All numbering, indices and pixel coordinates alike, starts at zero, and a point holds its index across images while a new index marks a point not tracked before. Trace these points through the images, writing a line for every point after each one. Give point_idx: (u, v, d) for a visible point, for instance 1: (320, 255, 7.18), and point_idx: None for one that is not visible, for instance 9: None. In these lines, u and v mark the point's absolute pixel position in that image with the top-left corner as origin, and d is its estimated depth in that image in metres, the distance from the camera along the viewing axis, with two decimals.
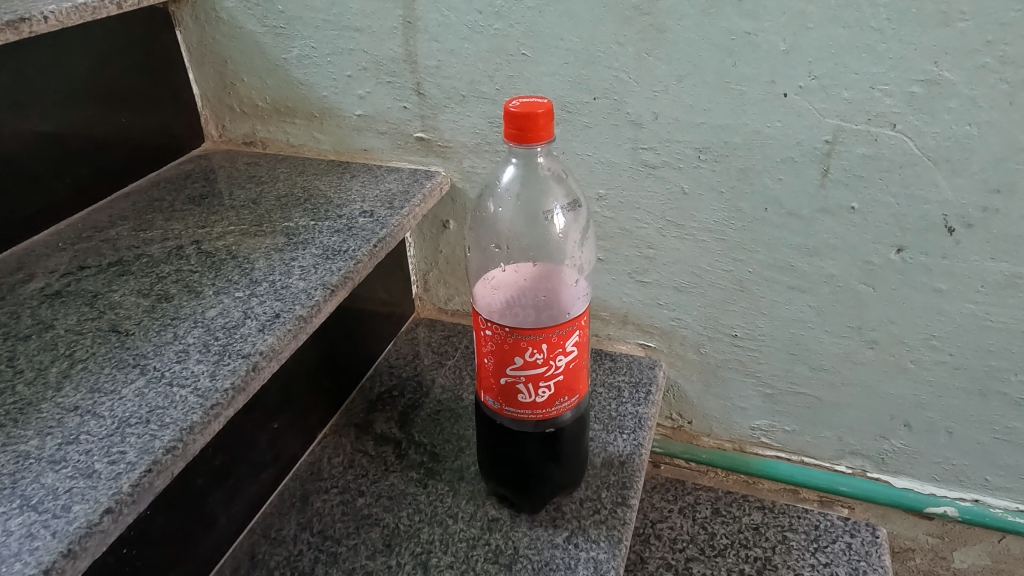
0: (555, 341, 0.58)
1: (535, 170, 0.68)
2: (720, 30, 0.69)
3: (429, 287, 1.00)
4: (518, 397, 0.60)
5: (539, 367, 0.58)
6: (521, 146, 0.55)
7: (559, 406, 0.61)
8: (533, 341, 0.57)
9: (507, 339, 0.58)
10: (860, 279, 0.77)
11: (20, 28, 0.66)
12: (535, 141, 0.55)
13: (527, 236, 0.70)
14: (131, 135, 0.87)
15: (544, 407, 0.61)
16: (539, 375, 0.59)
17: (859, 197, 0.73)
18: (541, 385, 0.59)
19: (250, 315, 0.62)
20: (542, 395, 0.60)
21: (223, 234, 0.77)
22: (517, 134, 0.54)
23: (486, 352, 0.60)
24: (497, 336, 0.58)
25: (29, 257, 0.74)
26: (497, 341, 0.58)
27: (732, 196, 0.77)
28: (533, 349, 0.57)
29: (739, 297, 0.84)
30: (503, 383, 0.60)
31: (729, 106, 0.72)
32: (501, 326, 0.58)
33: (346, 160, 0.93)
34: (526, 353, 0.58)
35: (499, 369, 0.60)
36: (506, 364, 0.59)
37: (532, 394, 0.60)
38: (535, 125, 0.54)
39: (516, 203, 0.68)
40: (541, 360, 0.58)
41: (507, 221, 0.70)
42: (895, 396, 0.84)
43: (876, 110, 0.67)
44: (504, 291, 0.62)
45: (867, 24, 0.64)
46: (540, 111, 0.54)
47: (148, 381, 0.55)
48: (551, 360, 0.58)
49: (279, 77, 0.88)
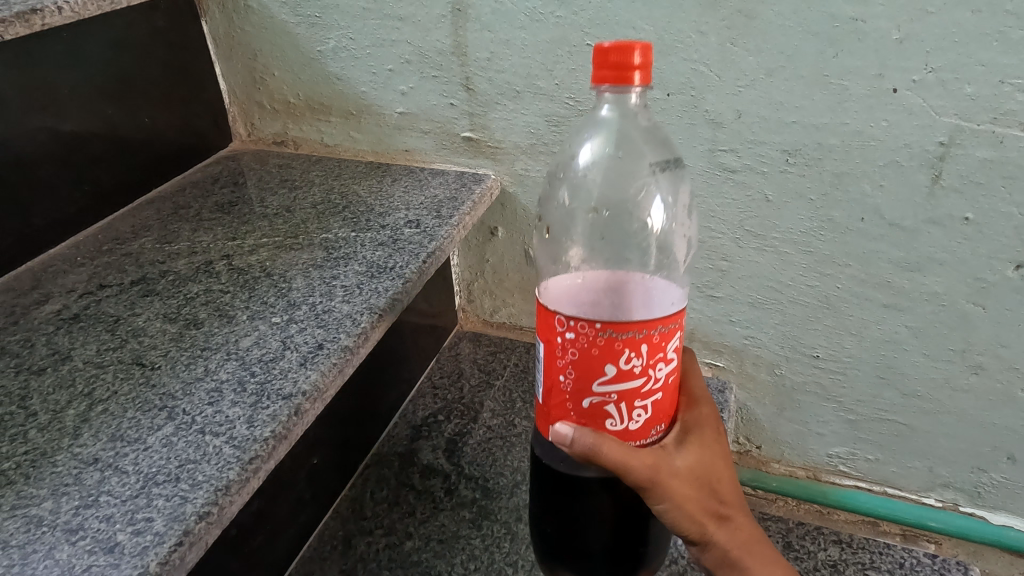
0: (657, 342, 0.44)
1: (624, 133, 0.56)
2: (822, 16, 0.60)
3: (473, 298, 0.92)
4: (606, 423, 0.47)
5: (635, 378, 0.45)
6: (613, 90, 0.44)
7: (654, 435, 0.48)
8: (630, 342, 0.43)
9: (597, 341, 0.43)
10: (968, 298, 0.69)
11: (32, 21, 0.59)
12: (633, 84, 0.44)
13: (604, 215, 0.61)
14: (155, 136, 0.80)
15: (639, 437, 0.47)
16: (634, 393, 0.45)
17: (976, 206, 0.64)
18: (636, 406, 0.46)
19: (289, 346, 0.55)
20: (637, 418, 0.47)
21: (256, 248, 0.69)
22: (607, 75, 0.44)
23: (562, 366, 0.46)
24: (582, 340, 0.44)
25: (45, 274, 0.67)
26: (580, 347, 0.45)
27: (823, 205, 0.68)
28: (631, 353, 0.44)
29: (825, 316, 0.75)
30: (586, 407, 0.46)
31: (826, 103, 0.63)
32: (589, 323, 0.44)
33: (386, 161, 0.85)
34: (622, 359, 0.44)
35: (582, 387, 0.46)
36: (590, 379, 0.45)
37: (625, 417, 0.46)
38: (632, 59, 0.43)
39: (599, 174, 0.58)
40: (640, 370, 0.45)
41: (580, 198, 0.61)
42: (999, 427, 0.75)
43: (1004, 108, 0.58)
44: (576, 292, 0.51)
45: (1000, 8, 0.55)
46: (638, 61, 0.43)
47: (177, 429, 0.48)
48: (651, 369, 0.45)
49: (313, 71, 0.81)
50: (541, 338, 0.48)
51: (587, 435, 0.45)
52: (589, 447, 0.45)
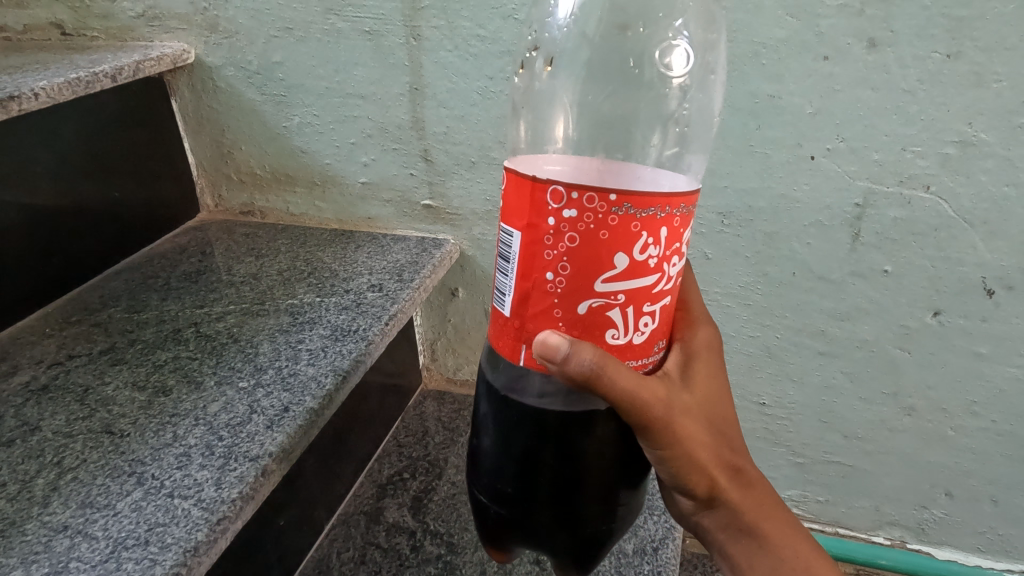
0: (676, 228, 0.41)
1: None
2: (744, 94, 0.66)
3: (437, 357, 0.96)
4: (607, 334, 0.42)
5: (647, 272, 0.41)
6: None
7: (656, 351, 0.45)
8: (649, 224, 0.39)
9: (609, 221, 0.38)
10: (894, 343, 0.74)
11: (9, 107, 0.62)
12: None
13: (606, 67, 0.62)
14: (123, 209, 0.83)
15: (640, 354, 0.44)
16: (643, 294, 0.41)
17: (893, 260, 0.70)
18: (643, 312, 0.42)
19: (256, 409, 0.58)
20: (643, 329, 0.43)
21: (223, 315, 0.72)
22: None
23: (554, 263, 0.40)
24: (594, 218, 0.39)
25: (13, 346, 0.69)
26: (585, 230, 0.39)
27: (758, 261, 0.74)
28: (649, 237, 0.40)
29: (768, 365, 0.80)
30: (586, 313, 0.41)
31: (753, 170, 0.69)
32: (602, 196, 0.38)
33: (349, 228, 0.89)
34: (638, 245, 0.39)
35: (582, 285, 0.40)
36: (594, 276, 0.40)
37: (630, 327, 0.42)
38: None
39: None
40: (654, 262, 0.41)
41: (581, 28, 0.61)
42: (935, 465, 0.80)
43: (907, 173, 0.65)
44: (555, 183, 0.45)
45: (896, 86, 0.62)
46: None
47: (146, 493, 0.49)
48: (664, 265, 0.42)
49: (279, 145, 0.85)
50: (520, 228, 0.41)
51: (587, 351, 0.40)
52: (591, 369, 0.40)
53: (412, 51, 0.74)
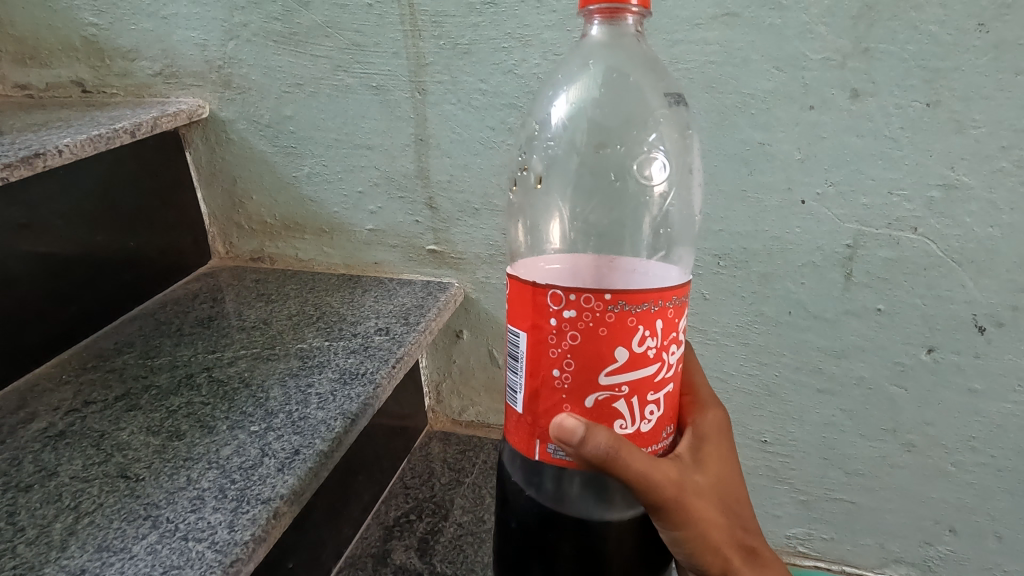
0: (671, 319, 0.44)
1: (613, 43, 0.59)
2: (735, 141, 0.69)
3: (442, 399, 0.97)
4: (616, 425, 0.45)
5: (649, 362, 0.44)
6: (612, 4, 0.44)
7: (665, 437, 0.48)
8: (646, 318, 0.43)
9: (607, 317, 0.42)
10: (891, 380, 0.76)
11: (35, 163, 0.66)
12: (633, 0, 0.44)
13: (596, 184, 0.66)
14: (138, 257, 0.86)
15: (650, 441, 0.47)
16: (646, 383, 0.44)
17: (885, 299, 0.72)
18: (647, 399, 0.45)
19: (268, 452, 0.59)
20: (648, 417, 0.46)
21: (235, 360, 0.74)
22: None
23: (560, 359, 0.44)
24: (591, 316, 0.42)
25: (31, 393, 0.70)
26: (586, 326, 0.43)
27: (755, 300, 0.76)
28: (646, 330, 0.43)
29: (768, 402, 0.81)
30: (592, 404, 0.44)
31: (746, 214, 0.72)
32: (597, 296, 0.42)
33: (356, 273, 0.92)
34: (637, 338, 0.43)
35: (586, 379, 0.44)
36: (597, 369, 0.43)
37: (637, 417, 0.45)
38: None
39: (586, 112, 0.64)
40: (654, 352, 0.44)
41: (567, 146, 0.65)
42: (937, 501, 0.80)
43: (895, 215, 0.67)
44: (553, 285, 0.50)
45: (880, 133, 0.65)
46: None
47: (161, 536, 0.51)
48: (664, 353, 0.45)
49: (289, 194, 0.88)
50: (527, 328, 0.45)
51: (603, 436, 0.43)
52: (606, 450, 0.42)
53: (418, 104, 0.78)
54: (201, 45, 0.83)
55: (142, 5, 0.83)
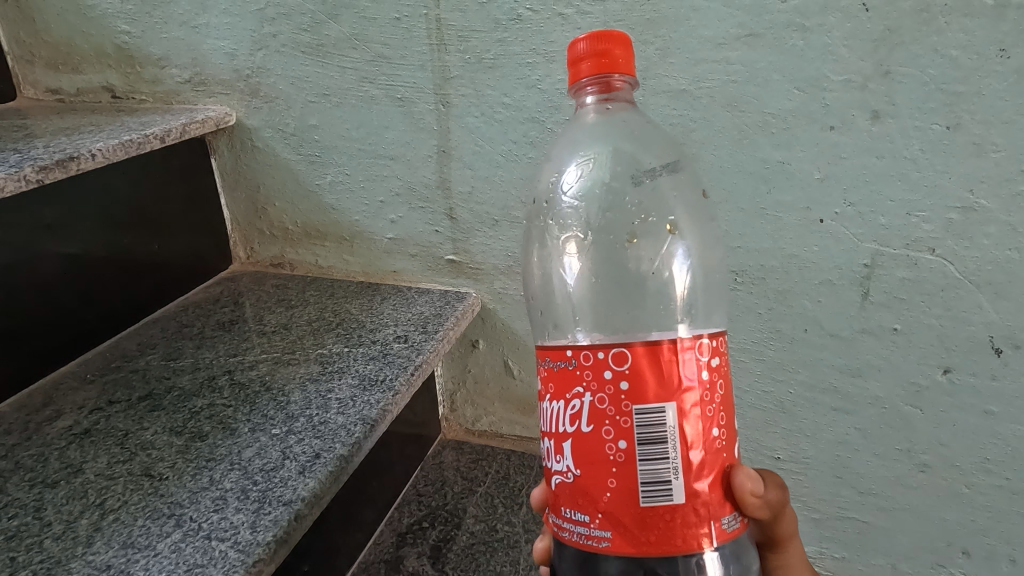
0: None
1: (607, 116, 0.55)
2: (755, 159, 0.70)
3: (456, 408, 0.98)
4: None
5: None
6: (598, 76, 0.44)
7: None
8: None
9: (727, 360, 0.42)
10: (906, 400, 0.76)
11: (68, 167, 0.68)
12: (617, 72, 0.44)
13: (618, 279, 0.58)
14: (162, 260, 0.88)
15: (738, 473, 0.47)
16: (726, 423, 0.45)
17: (901, 318, 0.72)
18: None
19: (289, 455, 0.60)
20: None
21: (256, 363, 0.75)
22: (587, 66, 0.44)
23: (714, 418, 0.40)
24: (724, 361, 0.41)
25: (57, 391, 0.72)
26: (725, 375, 0.41)
27: (771, 317, 0.76)
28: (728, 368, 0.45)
29: (782, 419, 0.82)
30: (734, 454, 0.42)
31: (765, 231, 0.73)
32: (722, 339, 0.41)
33: (375, 281, 0.93)
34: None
35: (731, 428, 0.42)
36: (733, 414, 0.42)
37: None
38: (614, 51, 0.44)
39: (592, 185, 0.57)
40: None
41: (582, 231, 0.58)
42: (950, 523, 0.80)
43: (913, 235, 0.68)
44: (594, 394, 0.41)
45: (899, 154, 0.66)
46: (619, 53, 0.44)
47: (185, 535, 0.52)
48: None
49: (312, 202, 0.90)
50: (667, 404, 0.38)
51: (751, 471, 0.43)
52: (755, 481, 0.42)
53: (441, 117, 0.79)
54: (231, 54, 0.85)
55: (175, 15, 0.85)
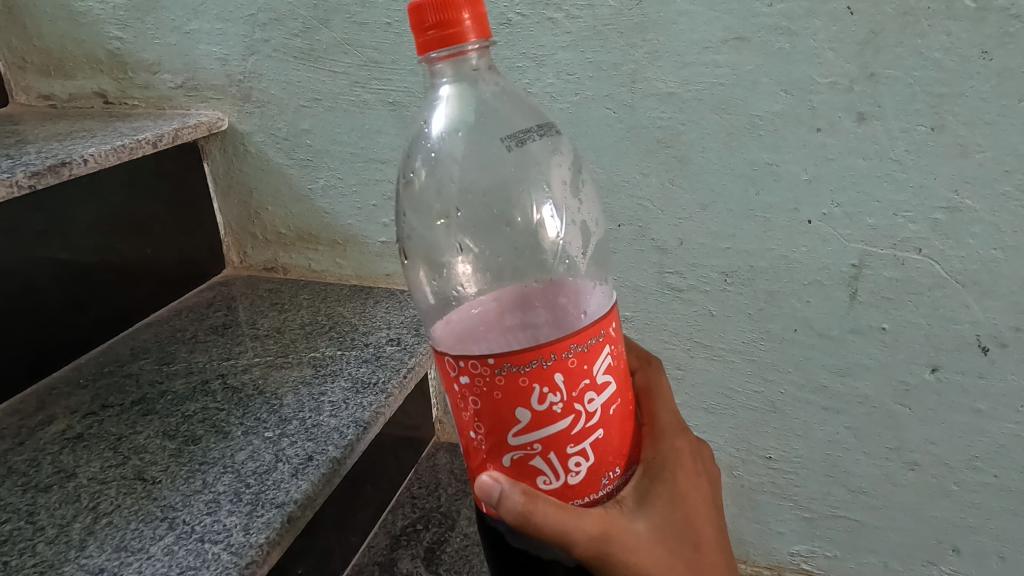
0: (576, 368, 0.42)
1: (490, 106, 0.54)
2: (743, 161, 0.71)
3: (450, 410, 0.98)
4: (539, 482, 0.44)
5: (559, 418, 0.42)
6: (441, 50, 0.43)
7: (607, 484, 0.45)
8: (538, 375, 0.41)
9: (498, 380, 0.41)
10: (895, 399, 0.77)
11: (61, 172, 0.68)
12: (461, 40, 0.42)
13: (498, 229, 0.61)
14: (155, 265, 0.88)
15: (587, 491, 0.44)
16: (562, 438, 0.42)
17: (889, 318, 0.73)
18: (569, 454, 0.43)
19: (282, 458, 0.60)
20: (576, 469, 0.44)
21: (249, 367, 0.75)
22: (434, 37, 0.42)
23: (471, 422, 0.44)
24: (484, 376, 0.42)
25: (50, 397, 0.72)
26: (482, 390, 0.42)
27: (761, 318, 0.77)
28: (545, 386, 0.41)
29: (773, 419, 0.82)
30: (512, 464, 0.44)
31: (754, 232, 0.73)
32: (485, 359, 0.41)
33: (368, 285, 0.93)
34: (535, 397, 0.41)
35: (500, 440, 0.43)
36: (505, 430, 0.43)
37: (559, 471, 0.43)
38: (455, 16, 0.42)
39: (461, 142, 0.54)
40: (563, 407, 0.42)
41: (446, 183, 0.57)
42: (940, 520, 0.81)
43: (901, 235, 0.69)
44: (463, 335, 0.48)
45: (885, 155, 0.66)
46: (466, 14, 0.42)
47: (178, 538, 0.52)
48: (579, 402, 0.42)
49: (304, 206, 0.90)
50: (446, 391, 0.45)
51: (540, 503, 0.43)
52: (520, 512, 0.43)
53: None
54: (223, 59, 0.85)
55: (166, 21, 0.85)
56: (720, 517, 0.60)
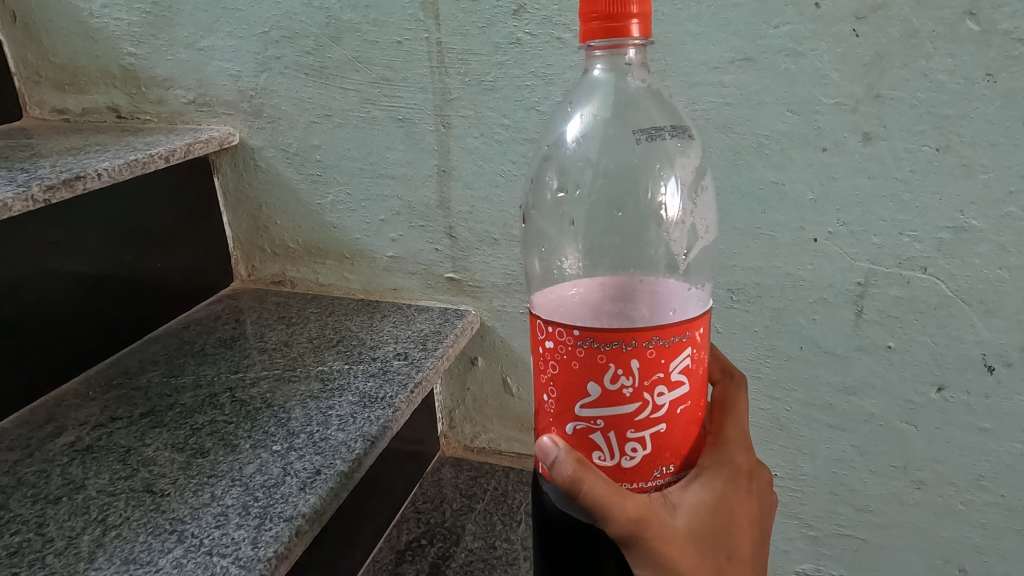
0: (653, 360, 0.44)
1: (635, 97, 0.58)
2: (750, 180, 0.71)
3: (454, 425, 0.98)
4: (595, 456, 0.47)
5: (627, 401, 0.44)
6: (606, 40, 0.45)
7: (658, 477, 0.47)
8: (617, 356, 0.44)
9: (578, 352, 0.44)
10: (901, 418, 0.77)
11: (75, 186, 0.69)
12: (624, 34, 0.44)
13: (618, 214, 0.66)
14: (164, 277, 0.88)
15: (637, 477, 0.47)
16: (625, 421, 0.45)
17: (895, 336, 0.73)
18: (629, 439, 0.45)
19: (290, 471, 0.60)
20: (631, 454, 0.46)
21: (257, 380, 0.76)
22: (599, 26, 0.44)
23: (546, 385, 0.48)
24: (566, 347, 0.45)
25: (58, 408, 0.72)
26: (562, 359, 0.46)
27: (767, 335, 0.77)
28: (620, 369, 0.44)
29: (779, 437, 0.82)
30: (575, 432, 0.47)
31: (760, 250, 0.74)
32: (571, 332, 0.45)
33: (375, 298, 0.93)
34: (608, 375, 0.44)
35: (567, 408, 0.46)
36: (574, 400, 0.46)
37: (616, 451, 0.46)
38: (623, 11, 0.44)
39: (602, 132, 0.61)
40: (631, 393, 0.44)
41: (582, 158, 0.63)
42: (947, 540, 0.80)
43: (906, 254, 0.69)
44: (564, 310, 0.52)
45: (891, 175, 0.67)
46: (635, 10, 0.44)
47: (186, 551, 0.52)
48: (648, 393, 0.44)
49: (313, 220, 0.91)
50: (531, 351, 0.49)
51: (590, 476, 0.44)
52: (571, 477, 0.44)
53: (442, 137, 0.81)
54: (235, 75, 0.87)
55: (180, 37, 0.87)
56: (766, 545, 0.59)
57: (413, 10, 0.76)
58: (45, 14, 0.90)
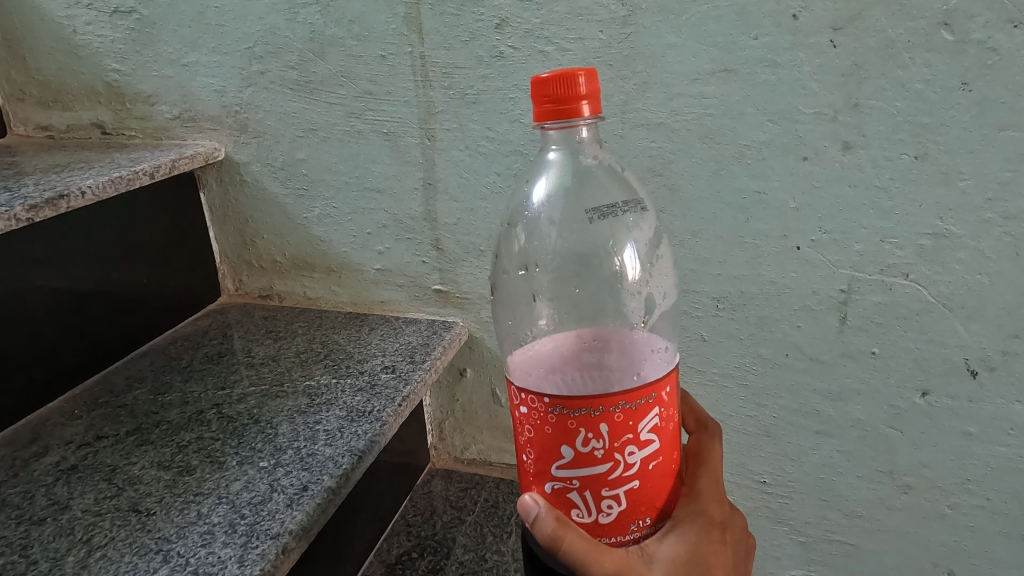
0: (620, 424, 0.44)
1: (587, 172, 0.60)
2: (732, 189, 0.72)
3: (444, 437, 0.98)
4: (573, 513, 0.47)
5: (599, 462, 0.45)
6: (558, 121, 0.48)
7: (635, 530, 0.48)
8: (586, 421, 0.44)
9: (549, 418, 0.45)
10: (887, 423, 0.77)
11: (58, 205, 0.69)
12: (574, 114, 0.48)
13: (578, 283, 0.66)
14: (150, 293, 0.88)
15: (615, 531, 0.47)
16: (600, 480, 0.45)
17: (879, 342, 0.74)
18: (604, 496, 0.46)
19: (277, 488, 0.60)
20: (607, 510, 0.47)
21: (244, 397, 0.76)
22: (551, 109, 0.47)
23: (525, 446, 0.48)
24: (537, 413, 0.46)
25: (44, 428, 0.72)
26: (535, 424, 0.46)
27: (753, 342, 0.78)
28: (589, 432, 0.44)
29: (766, 443, 0.83)
30: (554, 490, 0.47)
31: (745, 258, 0.74)
32: (541, 398, 0.45)
33: (363, 312, 0.93)
34: (580, 439, 0.45)
35: (545, 468, 0.47)
36: (551, 461, 0.46)
37: (593, 508, 0.47)
38: (571, 93, 0.47)
39: (557, 203, 0.61)
40: (602, 454, 0.45)
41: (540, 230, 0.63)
42: (935, 543, 0.81)
43: (888, 261, 0.70)
44: (539, 365, 0.53)
45: (871, 183, 0.68)
46: (584, 91, 0.48)
47: (172, 570, 0.52)
48: (619, 453, 0.45)
49: (300, 235, 0.91)
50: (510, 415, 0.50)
51: (570, 534, 0.45)
52: (550, 536, 0.45)
53: (427, 150, 0.81)
54: (220, 91, 0.87)
55: (165, 53, 0.87)
56: None
57: (397, 24, 0.77)
58: (30, 33, 0.90)
